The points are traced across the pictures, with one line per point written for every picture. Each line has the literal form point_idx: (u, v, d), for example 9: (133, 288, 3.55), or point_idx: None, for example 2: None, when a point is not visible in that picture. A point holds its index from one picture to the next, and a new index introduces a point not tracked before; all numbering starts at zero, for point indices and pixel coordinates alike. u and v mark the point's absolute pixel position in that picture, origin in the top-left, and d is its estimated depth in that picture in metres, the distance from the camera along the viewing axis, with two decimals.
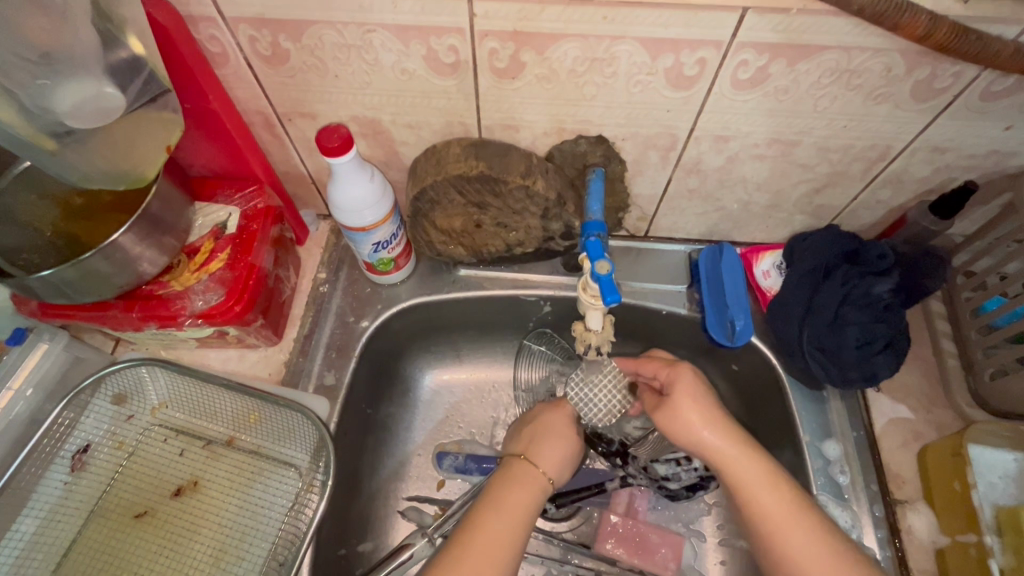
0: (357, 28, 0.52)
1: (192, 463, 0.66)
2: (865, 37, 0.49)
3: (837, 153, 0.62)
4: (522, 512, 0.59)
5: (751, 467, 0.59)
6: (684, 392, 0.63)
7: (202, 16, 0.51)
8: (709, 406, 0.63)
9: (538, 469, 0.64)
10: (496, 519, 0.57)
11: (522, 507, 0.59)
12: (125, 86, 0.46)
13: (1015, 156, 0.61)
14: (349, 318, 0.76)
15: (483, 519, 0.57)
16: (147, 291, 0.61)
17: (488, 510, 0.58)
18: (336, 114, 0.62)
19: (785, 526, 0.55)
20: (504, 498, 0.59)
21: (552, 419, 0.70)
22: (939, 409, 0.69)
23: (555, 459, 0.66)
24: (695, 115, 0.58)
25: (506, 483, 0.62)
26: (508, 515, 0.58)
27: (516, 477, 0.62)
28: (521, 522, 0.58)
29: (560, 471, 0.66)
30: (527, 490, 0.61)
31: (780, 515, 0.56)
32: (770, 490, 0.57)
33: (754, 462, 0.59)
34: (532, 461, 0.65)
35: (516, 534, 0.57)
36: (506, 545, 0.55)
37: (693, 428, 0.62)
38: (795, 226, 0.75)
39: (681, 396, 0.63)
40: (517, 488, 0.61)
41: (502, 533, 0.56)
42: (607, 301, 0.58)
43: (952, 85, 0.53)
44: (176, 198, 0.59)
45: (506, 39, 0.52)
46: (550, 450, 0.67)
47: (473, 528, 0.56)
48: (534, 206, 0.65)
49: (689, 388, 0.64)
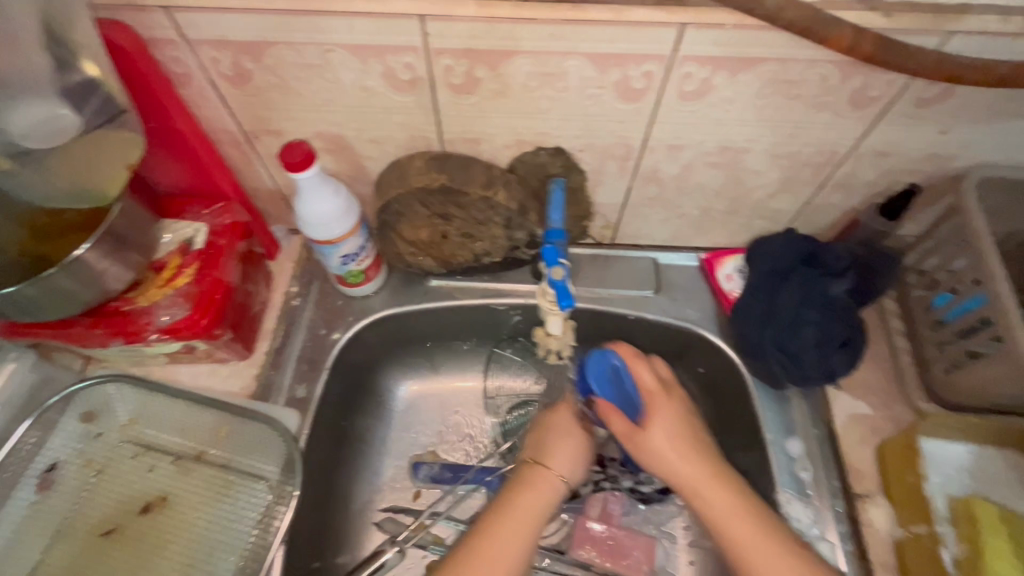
0: (316, 48, 0.54)
1: (162, 479, 0.66)
2: (798, 49, 0.51)
3: (786, 160, 0.65)
4: (534, 517, 0.61)
5: (699, 467, 0.62)
6: (658, 423, 0.64)
7: (164, 38, 0.53)
8: (692, 434, 0.64)
9: (551, 472, 0.65)
10: (508, 532, 0.59)
11: (533, 514, 0.62)
12: (79, 106, 0.49)
13: (954, 159, 0.64)
14: (321, 331, 0.77)
15: (496, 531, 0.60)
16: (114, 306, 0.61)
17: (501, 521, 0.60)
18: (301, 131, 0.64)
19: (721, 517, 0.59)
20: (513, 506, 0.62)
21: (554, 414, 0.71)
22: (896, 404, 0.71)
23: (566, 460, 0.67)
24: (647, 125, 0.60)
25: (519, 489, 0.64)
26: (522, 524, 0.61)
27: (528, 483, 0.64)
28: (532, 525, 0.61)
29: (574, 471, 0.67)
30: (538, 498, 0.63)
31: (726, 514, 0.59)
32: (715, 495, 0.60)
33: (717, 486, 0.61)
34: (544, 464, 0.66)
35: (529, 541, 0.60)
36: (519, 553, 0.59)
37: (664, 459, 0.63)
38: (755, 230, 0.78)
39: (654, 431, 0.63)
40: (527, 494, 0.63)
41: (512, 543, 0.59)
42: (562, 305, 0.63)
43: (885, 93, 0.55)
44: (142, 216, 0.60)
45: (460, 57, 0.54)
46: (562, 452, 0.67)
47: (484, 538, 0.59)
48: (497, 216, 0.67)
49: (667, 427, 0.64)
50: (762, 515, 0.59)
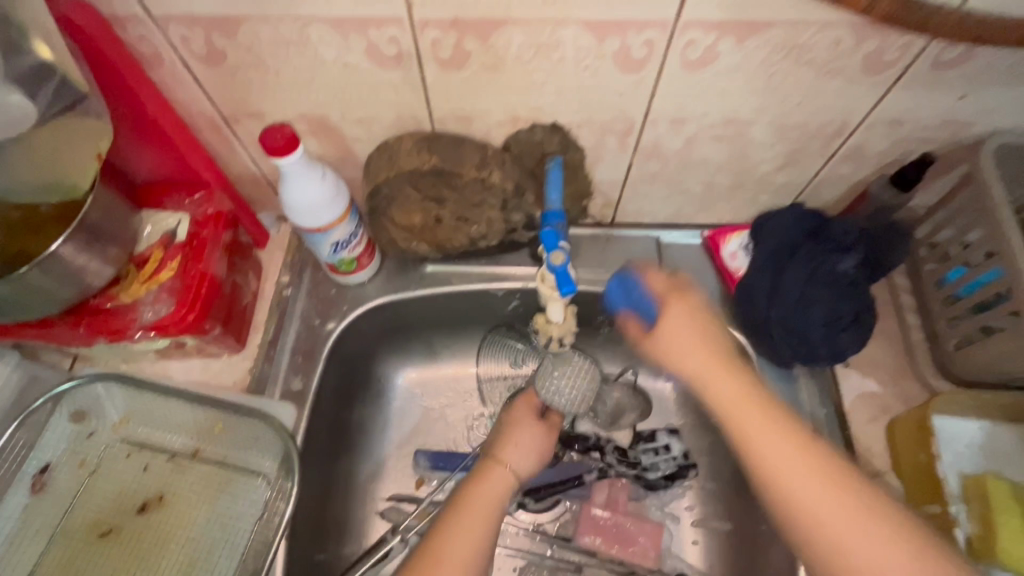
0: (292, 22, 0.50)
1: (157, 478, 0.64)
2: (810, 11, 0.48)
3: (794, 131, 0.61)
4: (489, 509, 0.59)
5: (729, 381, 0.52)
6: (670, 322, 0.55)
7: (128, 15, 0.49)
8: (710, 326, 0.55)
9: (504, 466, 0.64)
10: (468, 527, 0.56)
11: (486, 505, 0.59)
12: (34, 93, 0.45)
13: (971, 126, 0.60)
14: (314, 321, 0.75)
15: (449, 527, 0.56)
16: (95, 304, 0.59)
17: (454, 518, 0.57)
18: (282, 113, 0.61)
19: (790, 473, 0.47)
20: (465, 500, 0.59)
21: (513, 412, 0.72)
22: (906, 381, 0.69)
23: (519, 456, 0.66)
24: (648, 97, 0.57)
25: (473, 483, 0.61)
26: (473, 521, 0.57)
27: (479, 476, 0.62)
28: (491, 518, 0.58)
29: (527, 466, 0.66)
30: (490, 487, 0.61)
31: (737, 406, 0.50)
32: (753, 414, 0.50)
33: (763, 421, 0.49)
34: (496, 459, 0.65)
35: (484, 539, 0.56)
36: (481, 546, 0.55)
37: (675, 355, 0.54)
38: (760, 205, 0.75)
39: (670, 326, 0.55)
40: (477, 485, 0.61)
41: (467, 543, 0.55)
42: (566, 291, 0.59)
43: (902, 56, 0.52)
44: (118, 207, 0.57)
45: (448, 28, 0.50)
46: (512, 447, 0.67)
47: (438, 538, 0.55)
48: (492, 198, 0.64)
49: (683, 316, 0.55)
50: (811, 447, 0.48)
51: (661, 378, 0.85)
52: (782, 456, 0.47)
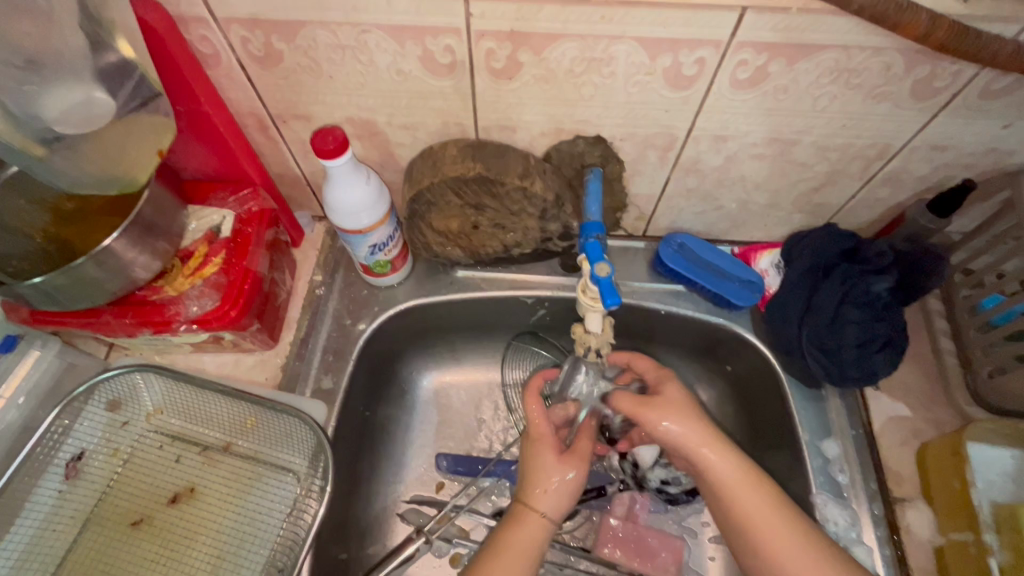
0: (351, 29, 0.51)
1: (189, 470, 0.65)
2: (865, 36, 0.48)
3: (835, 153, 0.62)
4: (526, 559, 0.59)
5: (756, 496, 0.59)
6: (669, 404, 0.63)
7: (193, 16, 0.50)
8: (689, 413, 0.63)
9: (536, 515, 0.62)
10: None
11: (520, 567, 0.59)
12: (115, 90, 0.46)
13: (1014, 155, 0.61)
14: (346, 321, 0.75)
15: None
16: (141, 296, 0.60)
17: None
18: (330, 115, 0.62)
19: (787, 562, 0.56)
20: (500, 564, 0.58)
21: (532, 445, 0.67)
22: (937, 406, 0.69)
23: (553, 498, 0.64)
24: (694, 114, 0.58)
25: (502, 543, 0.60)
26: None
27: (513, 531, 0.61)
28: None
29: (562, 501, 0.64)
30: (526, 544, 0.60)
31: (762, 513, 0.58)
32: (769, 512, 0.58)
33: (762, 501, 0.59)
34: (530, 506, 0.63)
35: None
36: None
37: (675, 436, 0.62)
38: (794, 224, 0.75)
39: (668, 411, 0.63)
40: (512, 544, 0.60)
41: None
42: (607, 303, 0.55)
43: (951, 83, 0.52)
44: (169, 202, 0.58)
45: (503, 40, 0.51)
46: (546, 488, 0.64)
47: None
48: (531, 207, 0.64)
49: (678, 411, 0.63)
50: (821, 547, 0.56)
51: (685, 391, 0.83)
52: (785, 540, 0.56)
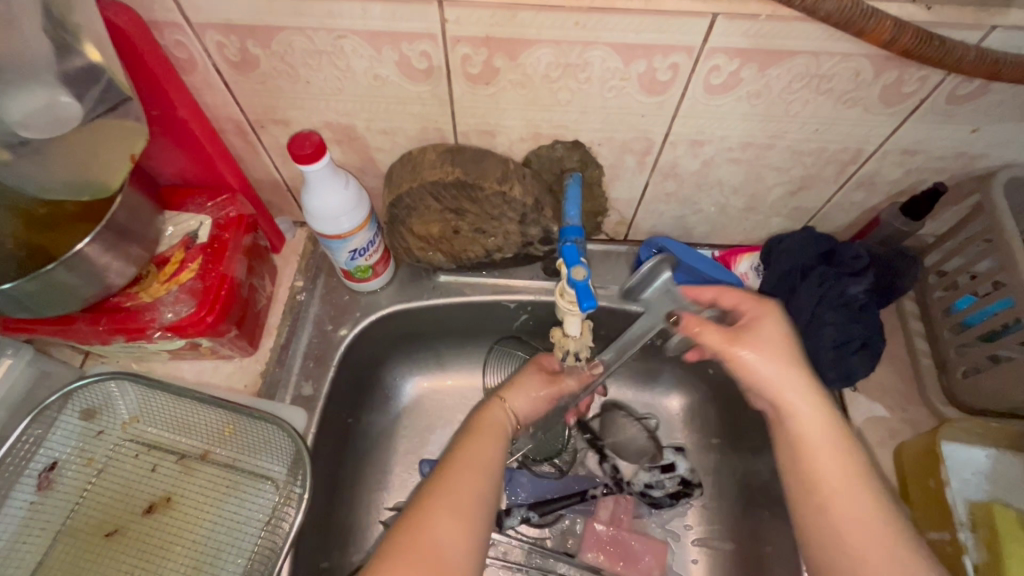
0: (327, 34, 0.51)
1: (165, 479, 0.64)
2: (833, 42, 0.49)
3: (810, 157, 0.63)
4: (495, 442, 0.61)
5: (822, 439, 0.56)
6: (760, 340, 0.60)
7: (167, 21, 0.50)
8: (787, 354, 0.59)
9: (506, 405, 0.67)
10: (467, 474, 0.56)
11: (491, 455, 0.59)
12: (82, 94, 0.46)
13: (982, 159, 0.62)
14: (327, 327, 0.75)
15: (456, 471, 0.56)
16: (115, 302, 0.59)
17: (460, 463, 0.57)
18: (309, 120, 0.61)
19: (835, 497, 0.53)
20: (472, 448, 0.59)
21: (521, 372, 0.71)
22: (914, 407, 0.70)
23: (522, 399, 0.68)
24: (669, 119, 0.58)
25: (471, 435, 0.61)
26: (477, 468, 0.57)
27: (482, 419, 0.64)
28: (494, 466, 0.58)
29: (526, 407, 0.69)
30: (493, 432, 0.62)
31: (825, 455, 0.55)
32: (830, 445, 0.55)
33: (840, 451, 0.55)
34: (502, 400, 0.67)
35: (487, 481, 0.56)
36: (481, 501, 0.54)
37: (756, 371, 0.59)
38: (772, 228, 0.76)
39: (752, 343, 0.60)
40: (484, 433, 0.62)
41: (474, 479, 0.55)
42: (583, 307, 0.56)
43: (918, 89, 0.54)
44: (143, 207, 0.58)
45: (479, 45, 0.51)
46: (519, 385, 0.69)
47: (446, 478, 0.55)
48: (511, 212, 0.65)
49: (767, 345, 0.60)
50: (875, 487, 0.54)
51: (669, 396, 0.85)
52: (836, 474, 0.54)
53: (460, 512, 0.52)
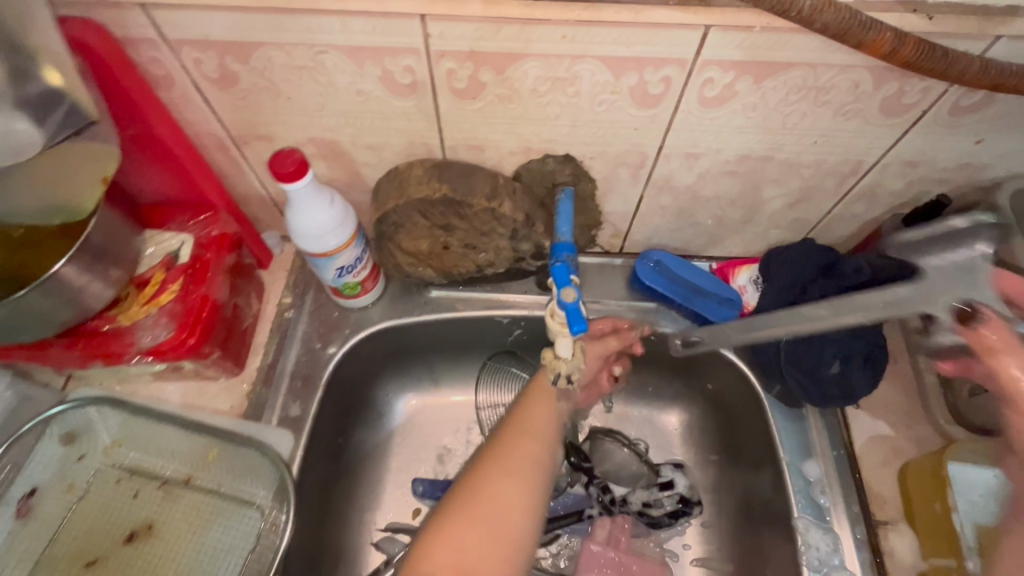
0: (307, 49, 0.50)
1: (147, 506, 0.62)
2: (831, 54, 0.47)
3: (809, 169, 0.61)
4: (546, 416, 0.65)
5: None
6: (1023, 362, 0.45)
7: (142, 37, 0.49)
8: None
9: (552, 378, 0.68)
10: (518, 446, 0.62)
11: (541, 428, 0.64)
12: (42, 119, 0.45)
13: (986, 170, 0.60)
14: (316, 344, 0.73)
15: (511, 445, 0.62)
16: (92, 326, 0.57)
17: (513, 438, 0.63)
18: (293, 136, 0.60)
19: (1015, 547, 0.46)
20: (524, 422, 0.64)
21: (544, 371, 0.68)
22: (918, 425, 0.68)
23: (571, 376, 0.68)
24: (663, 132, 0.56)
25: (524, 407, 0.66)
26: (529, 441, 0.62)
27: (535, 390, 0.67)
28: (546, 436, 0.64)
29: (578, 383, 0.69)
30: (545, 404, 0.66)
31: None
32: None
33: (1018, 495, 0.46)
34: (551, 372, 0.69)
35: (540, 453, 0.62)
36: (541, 468, 0.61)
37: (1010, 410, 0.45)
38: (771, 240, 0.74)
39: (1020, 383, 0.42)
40: (536, 406, 0.65)
41: (525, 453, 0.61)
42: (573, 331, 0.58)
43: (920, 100, 0.52)
44: (120, 227, 0.56)
45: (464, 59, 0.50)
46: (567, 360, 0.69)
47: (503, 451, 0.61)
48: (501, 228, 0.63)
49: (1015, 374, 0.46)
50: None
51: (667, 411, 0.83)
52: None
53: (514, 483, 0.59)
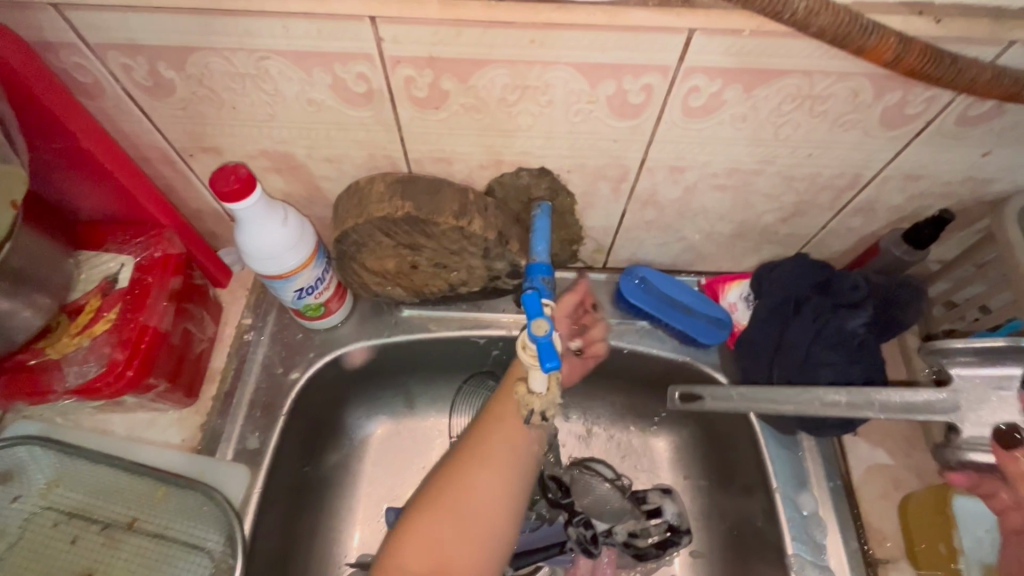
0: (247, 55, 0.44)
1: (85, 554, 0.56)
2: (827, 60, 0.43)
3: (803, 183, 0.56)
4: (508, 456, 0.59)
5: None
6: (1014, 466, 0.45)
7: (60, 42, 0.44)
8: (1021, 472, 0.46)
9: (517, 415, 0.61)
10: (476, 492, 0.57)
11: (501, 468, 0.58)
12: None
13: (993, 183, 0.56)
14: (277, 369, 0.68)
15: (467, 489, 0.57)
16: (18, 360, 0.52)
17: (470, 480, 0.58)
18: (242, 148, 0.55)
19: None
20: (482, 461, 0.58)
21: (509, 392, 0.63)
22: (920, 452, 0.64)
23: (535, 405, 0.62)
24: (645, 144, 0.52)
25: (482, 443, 0.60)
26: (489, 488, 0.57)
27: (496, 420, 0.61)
28: (510, 475, 0.59)
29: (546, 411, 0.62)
30: (506, 441, 0.60)
31: None
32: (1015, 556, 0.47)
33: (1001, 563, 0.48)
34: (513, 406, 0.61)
35: (500, 497, 0.58)
36: (501, 514, 0.57)
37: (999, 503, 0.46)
38: (763, 255, 0.70)
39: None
40: (497, 444, 0.59)
41: (485, 500, 0.57)
42: (546, 367, 0.51)
43: (924, 110, 0.47)
44: (46, 252, 0.51)
45: (423, 66, 0.45)
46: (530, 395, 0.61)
47: (457, 495, 0.57)
48: (472, 247, 0.58)
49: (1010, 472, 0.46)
50: None
51: (655, 434, 0.79)
52: None
53: (472, 533, 0.55)
